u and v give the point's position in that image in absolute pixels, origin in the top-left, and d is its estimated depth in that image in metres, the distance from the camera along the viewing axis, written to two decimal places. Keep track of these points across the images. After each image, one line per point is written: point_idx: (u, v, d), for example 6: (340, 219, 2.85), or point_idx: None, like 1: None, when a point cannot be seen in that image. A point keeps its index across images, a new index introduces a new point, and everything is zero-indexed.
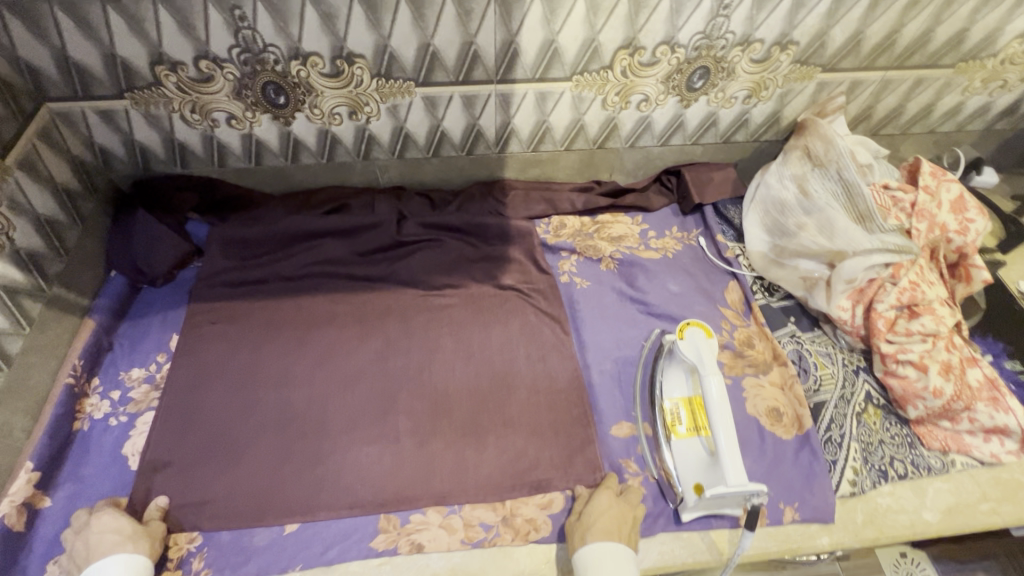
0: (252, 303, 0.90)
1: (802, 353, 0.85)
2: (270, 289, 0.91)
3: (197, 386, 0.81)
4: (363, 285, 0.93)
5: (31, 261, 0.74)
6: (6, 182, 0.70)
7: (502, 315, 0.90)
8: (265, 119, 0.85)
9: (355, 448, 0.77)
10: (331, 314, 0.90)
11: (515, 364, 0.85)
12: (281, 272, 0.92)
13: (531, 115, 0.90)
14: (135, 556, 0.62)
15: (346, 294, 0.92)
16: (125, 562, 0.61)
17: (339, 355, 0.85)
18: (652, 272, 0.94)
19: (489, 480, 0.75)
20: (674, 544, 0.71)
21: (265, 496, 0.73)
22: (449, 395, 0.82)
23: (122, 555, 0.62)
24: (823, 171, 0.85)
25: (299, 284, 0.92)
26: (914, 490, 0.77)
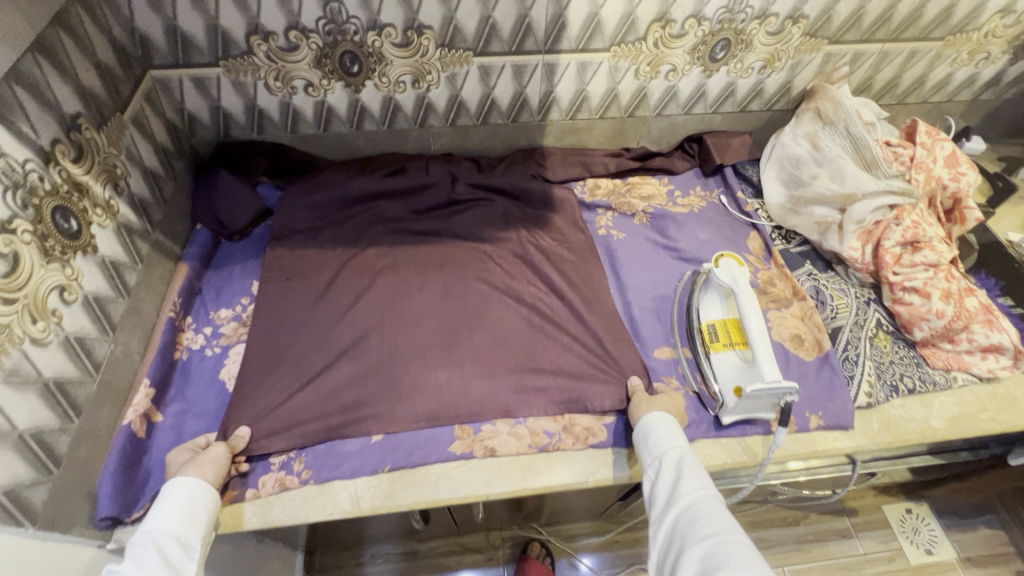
0: (317, 257, 0.97)
1: (819, 288, 0.95)
2: (334, 244, 0.98)
3: (274, 329, 0.88)
4: (419, 240, 1.01)
5: (141, 206, 0.84)
6: (124, 136, 0.81)
7: (548, 265, 0.98)
8: (338, 87, 0.95)
9: (425, 376, 0.84)
10: (393, 263, 0.97)
11: (562, 307, 0.93)
12: (344, 232, 1.00)
13: (573, 84, 1.01)
14: (192, 480, 0.67)
15: (406, 247, 0.99)
16: (181, 485, 0.66)
17: (404, 298, 0.93)
18: (682, 223, 1.04)
19: (549, 400, 0.83)
20: (714, 447, 0.81)
21: (348, 415, 0.80)
22: (507, 331, 0.90)
23: (179, 478, 0.67)
24: (833, 128, 0.96)
25: (361, 239, 1.00)
26: (922, 403, 0.87)
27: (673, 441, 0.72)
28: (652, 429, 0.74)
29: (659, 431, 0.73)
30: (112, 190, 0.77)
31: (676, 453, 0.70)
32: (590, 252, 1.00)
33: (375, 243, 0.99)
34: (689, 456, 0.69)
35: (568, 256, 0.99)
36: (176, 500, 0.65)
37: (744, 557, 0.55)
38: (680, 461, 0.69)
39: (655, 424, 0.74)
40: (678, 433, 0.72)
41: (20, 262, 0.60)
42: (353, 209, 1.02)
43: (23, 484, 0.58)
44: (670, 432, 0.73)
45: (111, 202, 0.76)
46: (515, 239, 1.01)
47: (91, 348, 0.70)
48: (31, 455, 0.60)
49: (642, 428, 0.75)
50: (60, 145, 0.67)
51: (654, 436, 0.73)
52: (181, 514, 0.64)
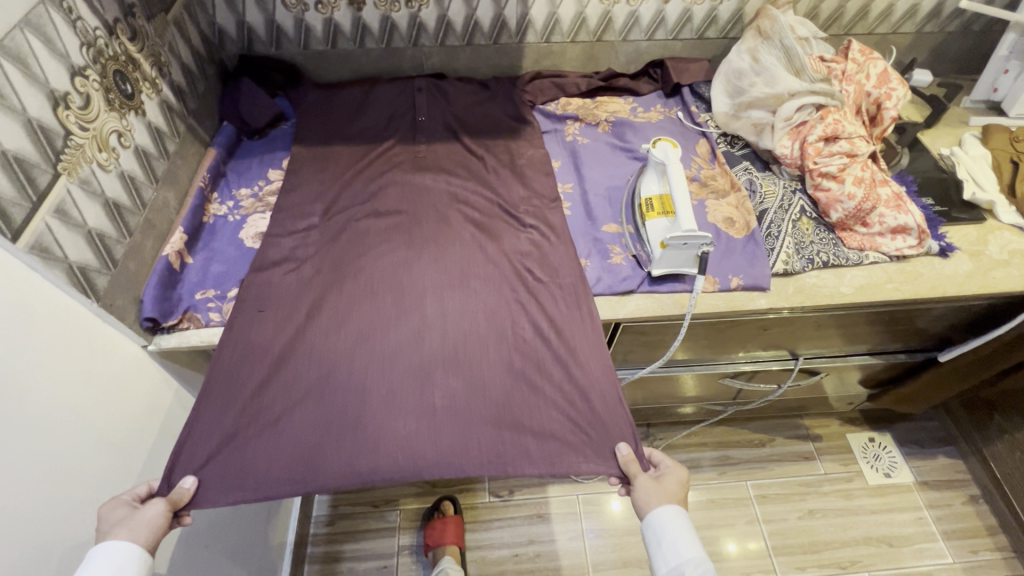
0: (294, 291, 0.93)
1: (753, 182, 1.09)
2: (316, 276, 0.95)
3: (240, 360, 0.85)
4: (403, 270, 0.96)
5: (180, 93, 1.02)
6: (168, 33, 0.99)
7: (538, 299, 0.94)
8: (343, 5, 1.12)
9: (394, 420, 0.81)
10: (373, 295, 0.93)
11: (546, 358, 0.89)
12: (328, 264, 0.97)
13: (545, 7, 1.17)
14: (125, 547, 0.65)
15: (385, 277, 0.95)
16: (113, 553, 0.64)
17: (381, 340, 0.89)
18: (639, 131, 1.19)
19: (521, 456, 0.80)
20: (646, 300, 0.97)
21: (309, 464, 0.77)
22: (484, 375, 0.86)
23: (118, 547, 0.65)
24: (770, 42, 1.09)
25: (345, 268, 0.96)
26: (835, 274, 1.01)
27: (691, 550, 0.72)
28: (667, 533, 0.74)
29: (674, 537, 0.73)
30: (158, 72, 0.95)
31: (694, 568, 0.71)
32: (586, 285, 0.96)
33: (358, 270, 0.96)
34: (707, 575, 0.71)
35: (561, 290, 0.95)
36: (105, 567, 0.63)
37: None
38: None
39: (670, 527, 0.74)
40: (693, 542, 0.73)
41: (92, 103, 0.78)
42: (349, 222, 1.03)
43: (91, 267, 0.77)
44: (686, 539, 0.73)
45: (156, 80, 0.94)
46: (505, 272, 0.97)
47: (140, 189, 0.89)
48: (96, 249, 0.78)
49: (654, 523, 0.76)
50: (120, 25, 0.85)
51: (669, 540, 0.74)
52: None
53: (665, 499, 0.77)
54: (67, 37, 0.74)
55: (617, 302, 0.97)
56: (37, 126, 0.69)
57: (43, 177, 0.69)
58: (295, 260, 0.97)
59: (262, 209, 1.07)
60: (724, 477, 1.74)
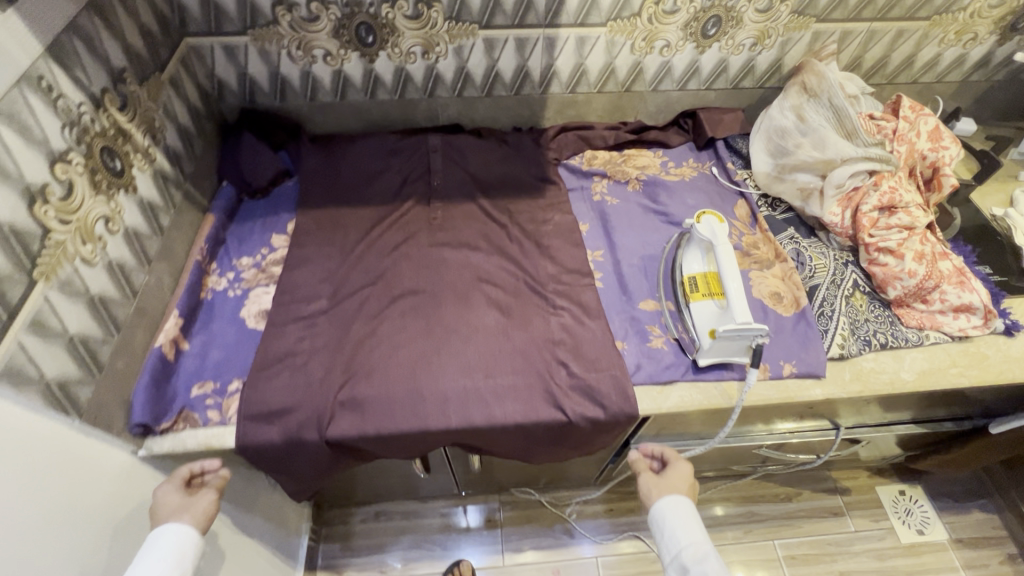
0: (302, 398, 0.83)
1: (800, 251, 1.01)
2: (326, 380, 0.85)
3: (272, 466, 0.86)
4: (421, 369, 0.87)
5: (175, 159, 0.93)
6: (162, 94, 0.90)
7: (571, 403, 0.85)
8: (354, 56, 1.03)
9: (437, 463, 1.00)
10: (390, 405, 0.84)
11: (568, 443, 0.92)
12: (339, 362, 0.87)
13: (572, 58, 1.08)
14: (177, 525, 0.68)
15: (403, 381, 0.86)
16: (170, 533, 0.67)
17: (403, 448, 0.87)
18: (672, 190, 1.10)
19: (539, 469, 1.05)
20: (691, 390, 0.88)
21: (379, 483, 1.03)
22: (510, 451, 0.94)
23: (180, 527, 0.68)
24: (817, 100, 1.01)
25: (359, 368, 0.86)
26: (894, 357, 0.92)
27: (689, 536, 0.75)
28: (667, 521, 0.77)
29: (674, 524, 0.76)
30: (151, 140, 0.86)
31: (693, 551, 0.73)
32: (628, 385, 0.87)
33: (371, 371, 0.86)
34: (709, 555, 0.72)
35: (600, 387, 0.86)
36: (164, 546, 0.66)
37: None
38: (698, 558, 0.72)
39: (670, 518, 0.77)
40: (692, 528, 0.75)
41: (75, 190, 0.69)
42: (362, 304, 0.94)
43: (72, 380, 0.67)
44: (687, 527, 0.76)
45: (149, 149, 0.85)
46: (531, 367, 0.88)
47: (131, 276, 0.79)
48: (79, 357, 0.69)
49: (658, 512, 0.79)
50: (108, 95, 0.76)
51: (669, 530, 0.77)
52: (171, 564, 0.64)
53: (672, 489, 0.82)
54: (46, 121, 0.65)
55: (660, 393, 0.87)
56: (9, 231, 0.59)
57: (16, 290, 0.60)
58: (304, 346, 0.89)
59: (265, 281, 0.98)
60: (750, 535, 1.64)
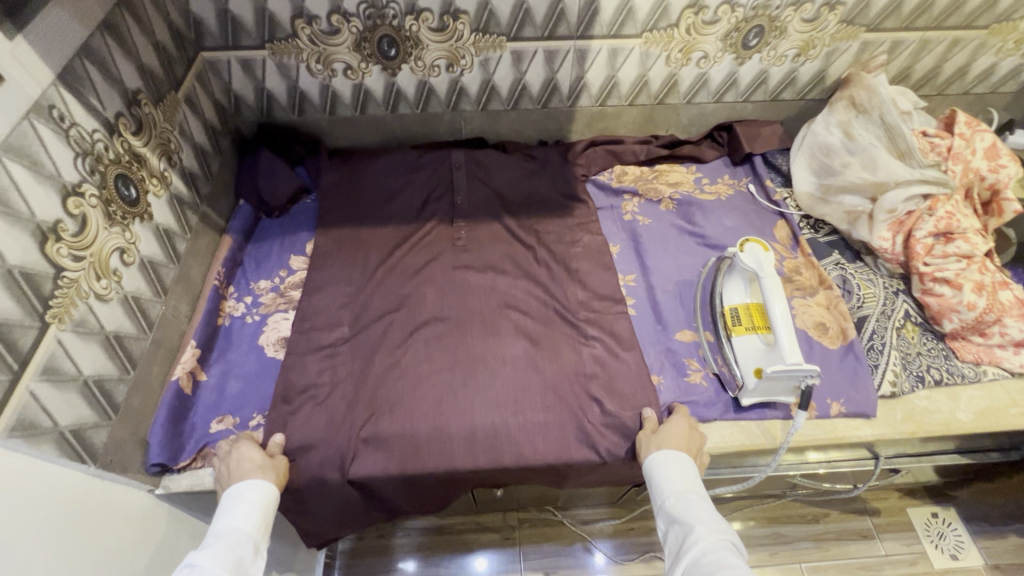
0: (323, 436, 0.79)
1: (846, 278, 0.95)
2: (348, 417, 0.81)
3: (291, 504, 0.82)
4: (446, 403, 0.83)
5: (191, 180, 0.89)
6: (177, 113, 0.86)
7: (606, 443, 0.81)
8: (376, 70, 0.99)
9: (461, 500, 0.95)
10: (414, 444, 0.80)
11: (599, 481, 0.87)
12: (362, 396, 0.83)
13: (603, 70, 1.03)
14: (264, 483, 0.71)
15: (427, 416, 0.81)
16: (258, 490, 0.70)
17: (426, 488, 0.83)
18: (708, 210, 1.04)
19: None
20: (732, 429, 0.83)
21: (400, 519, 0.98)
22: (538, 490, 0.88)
23: (267, 484, 0.71)
24: (867, 117, 0.95)
25: (382, 403, 0.82)
26: (949, 396, 0.86)
27: (673, 484, 0.73)
28: (653, 472, 0.75)
29: (657, 475, 0.74)
30: (167, 162, 0.82)
31: (676, 500, 0.71)
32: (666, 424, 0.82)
33: (395, 405, 0.82)
34: (691, 502, 0.70)
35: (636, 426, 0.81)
36: (250, 501, 0.69)
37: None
38: (682, 507, 0.71)
39: (653, 469, 0.75)
40: (674, 477, 0.73)
41: (88, 223, 0.65)
42: (384, 332, 0.90)
43: (87, 425, 0.64)
44: (669, 475, 0.73)
45: (165, 173, 0.81)
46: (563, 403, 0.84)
47: (146, 308, 0.76)
48: (94, 401, 0.66)
49: (646, 465, 0.77)
50: (122, 119, 0.73)
51: (655, 481, 0.75)
52: (257, 517, 0.68)
53: (661, 443, 0.77)
54: (58, 152, 0.61)
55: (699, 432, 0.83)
56: (18, 275, 0.55)
57: (26, 336, 0.56)
58: (324, 380, 0.86)
59: (284, 306, 0.95)
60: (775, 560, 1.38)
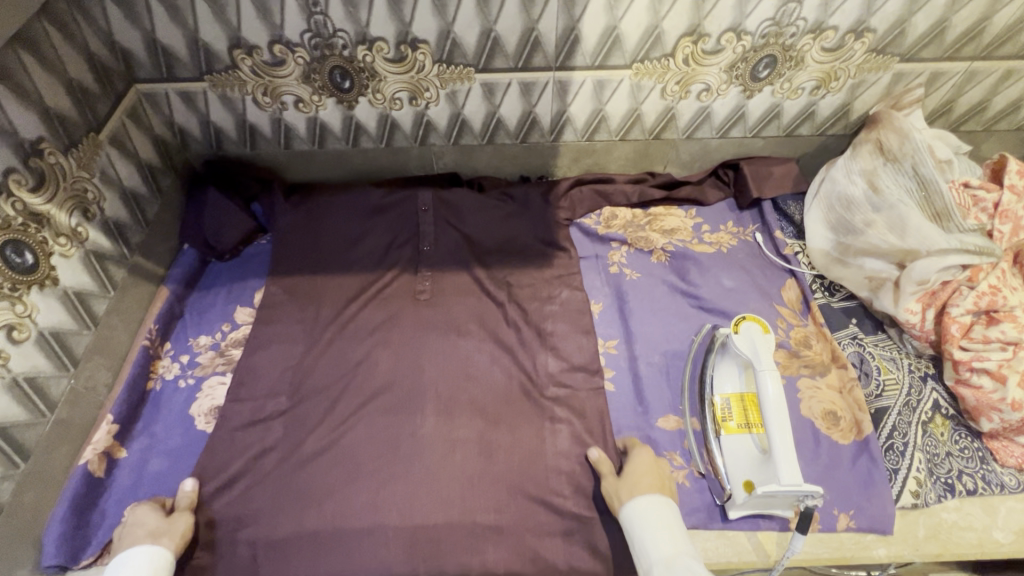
0: (243, 534, 0.71)
1: (864, 357, 0.81)
2: (275, 510, 0.72)
3: None
4: (388, 495, 0.73)
5: (117, 230, 0.80)
6: (99, 157, 0.77)
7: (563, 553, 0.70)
8: (330, 103, 0.88)
9: None
10: (348, 545, 0.70)
11: None
12: (293, 484, 0.74)
13: (588, 104, 0.90)
14: (155, 548, 0.63)
15: (364, 510, 0.72)
16: (145, 555, 0.62)
17: None
18: (706, 266, 0.91)
19: None
20: (718, 542, 0.70)
21: None
22: None
23: (159, 549, 0.63)
24: (897, 166, 0.80)
25: (314, 494, 0.73)
26: (984, 508, 0.72)
27: (660, 548, 0.62)
28: (636, 532, 0.64)
29: (640, 537, 0.63)
30: (81, 217, 0.73)
31: (664, 566, 0.60)
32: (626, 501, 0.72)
33: (330, 496, 0.73)
34: (682, 565, 0.59)
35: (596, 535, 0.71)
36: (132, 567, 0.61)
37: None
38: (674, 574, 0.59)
39: (635, 531, 0.64)
40: (659, 538, 0.62)
41: None
42: (328, 405, 0.81)
43: None
44: (654, 537, 0.63)
45: (78, 229, 0.72)
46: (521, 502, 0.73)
47: (45, 387, 0.68)
48: None
49: (625, 521, 0.66)
50: (14, 175, 0.63)
51: (639, 544, 0.64)
52: None
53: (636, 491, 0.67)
54: None
55: None
56: None
57: None
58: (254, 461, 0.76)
59: (222, 368, 0.85)
60: None
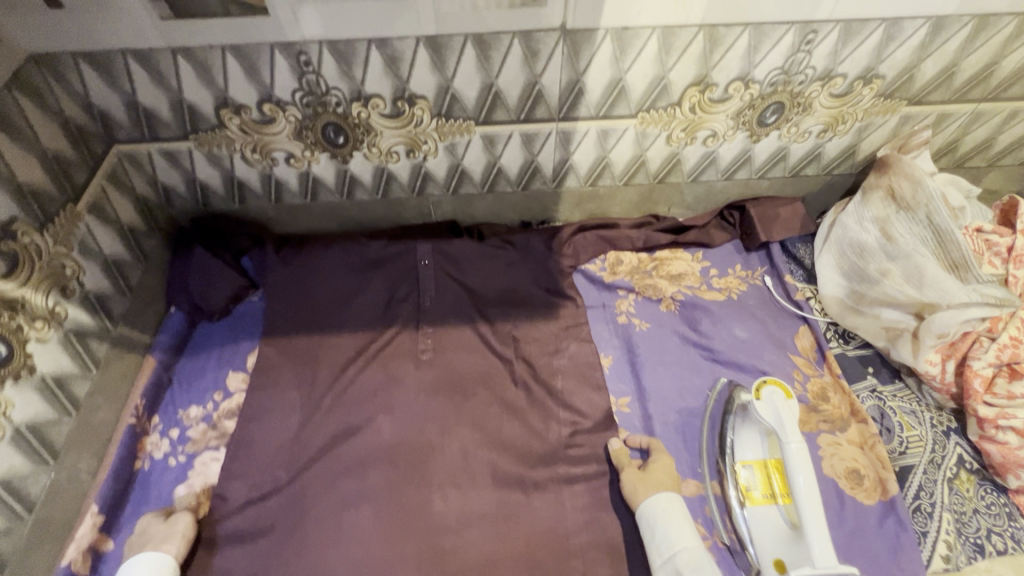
0: None
1: (885, 411, 0.79)
2: None
3: None
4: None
5: (99, 304, 0.75)
6: (78, 228, 0.72)
7: None
8: (323, 158, 0.84)
9: None
10: None
11: None
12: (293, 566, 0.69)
13: (592, 152, 0.87)
14: (159, 556, 0.65)
15: None
16: (149, 563, 0.64)
17: None
18: (717, 315, 0.89)
19: None
20: None
21: None
22: None
23: (161, 557, 0.65)
24: (909, 214, 0.79)
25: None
26: (1015, 568, 0.69)
27: (684, 541, 0.65)
28: (661, 522, 0.67)
29: (670, 525, 0.66)
30: (59, 295, 0.68)
31: (688, 557, 0.63)
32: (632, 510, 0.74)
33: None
34: (705, 562, 0.63)
35: None
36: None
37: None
38: (695, 566, 0.62)
39: (665, 518, 0.66)
40: (688, 530, 0.65)
41: None
42: (329, 477, 0.76)
43: None
44: (682, 530, 0.66)
45: (56, 309, 0.67)
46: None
47: (20, 487, 0.63)
48: None
49: (649, 510, 0.68)
50: None
51: (661, 531, 0.66)
52: None
53: (659, 488, 0.70)
54: None
55: None
56: None
57: None
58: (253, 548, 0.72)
59: (215, 442, 0.80)
60: None
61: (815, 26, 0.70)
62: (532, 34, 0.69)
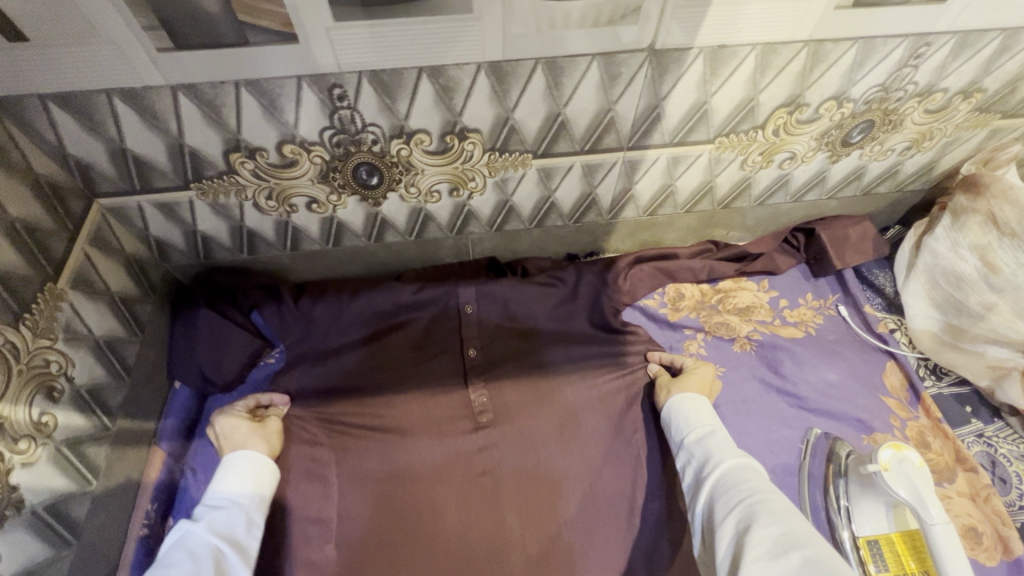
0: None
1: (996, 458, 0.74)
2: None
3: None
4: None
5: (92, 399, 0.62)
6: (62, 310, 0.58)
7: None
8: (352, 202, 0.71)
9: None
10: None
11: None
12: None
13: (657, 180, 0.77)
14: (262, 455, 0.66)
15: None
16: (251, 461, 0.64)
17: None
18: (801, 356, 0.80)
19: None
20: None
21: None
22: None
23: (253, 453, 0.65)
24: (1016, 241, 0.71)
25: None
26: None
27: (693, 424, 0.67)
28: (674, 418, 0.69)
29: (681, 415, 0.68)
30: (45, 401, 0.55)
31: (696, 432, 0.65)
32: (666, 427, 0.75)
33: None
34: (713, 431, 0.65)
35: None
36: (248, 468, 0.63)
37: (810, 531, 0.46)
38: (702, 439, 0.65)
39: (674, 411, 0.70)
40: (696, 414, 0.68)
41: None
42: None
43: None
44: (691, 414, 0.68)
45: (43, 421, 0.54)
46: None
47: None
48: None
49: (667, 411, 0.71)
50: None
51: (676, 425, 0.69)
52: (250, 485, 0.62)
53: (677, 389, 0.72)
54: None
55: None
56: None
57: None
58: None
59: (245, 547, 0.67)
60: None
61: (930, 39, 0.62)
62: (614, 56, 0.57)
